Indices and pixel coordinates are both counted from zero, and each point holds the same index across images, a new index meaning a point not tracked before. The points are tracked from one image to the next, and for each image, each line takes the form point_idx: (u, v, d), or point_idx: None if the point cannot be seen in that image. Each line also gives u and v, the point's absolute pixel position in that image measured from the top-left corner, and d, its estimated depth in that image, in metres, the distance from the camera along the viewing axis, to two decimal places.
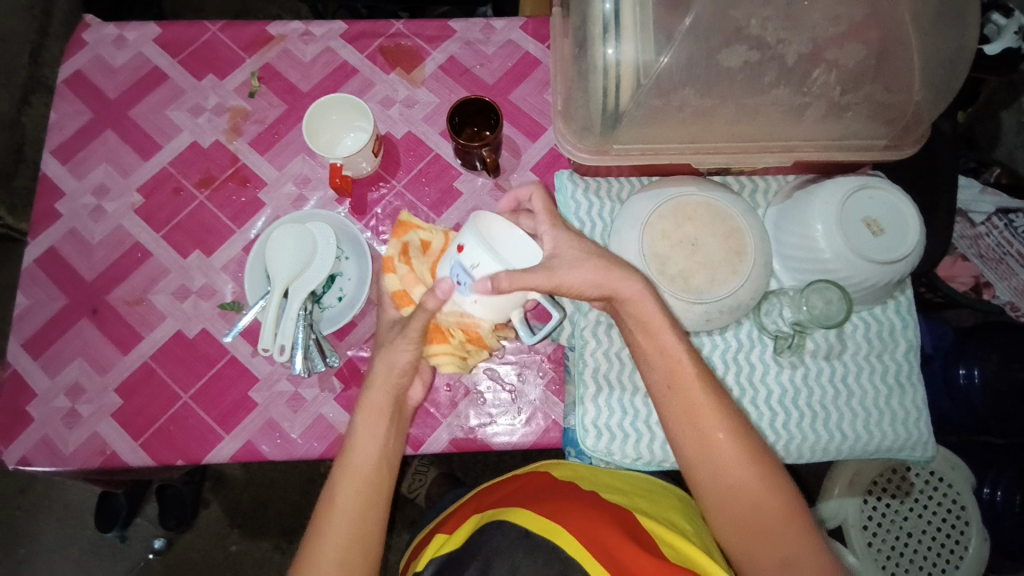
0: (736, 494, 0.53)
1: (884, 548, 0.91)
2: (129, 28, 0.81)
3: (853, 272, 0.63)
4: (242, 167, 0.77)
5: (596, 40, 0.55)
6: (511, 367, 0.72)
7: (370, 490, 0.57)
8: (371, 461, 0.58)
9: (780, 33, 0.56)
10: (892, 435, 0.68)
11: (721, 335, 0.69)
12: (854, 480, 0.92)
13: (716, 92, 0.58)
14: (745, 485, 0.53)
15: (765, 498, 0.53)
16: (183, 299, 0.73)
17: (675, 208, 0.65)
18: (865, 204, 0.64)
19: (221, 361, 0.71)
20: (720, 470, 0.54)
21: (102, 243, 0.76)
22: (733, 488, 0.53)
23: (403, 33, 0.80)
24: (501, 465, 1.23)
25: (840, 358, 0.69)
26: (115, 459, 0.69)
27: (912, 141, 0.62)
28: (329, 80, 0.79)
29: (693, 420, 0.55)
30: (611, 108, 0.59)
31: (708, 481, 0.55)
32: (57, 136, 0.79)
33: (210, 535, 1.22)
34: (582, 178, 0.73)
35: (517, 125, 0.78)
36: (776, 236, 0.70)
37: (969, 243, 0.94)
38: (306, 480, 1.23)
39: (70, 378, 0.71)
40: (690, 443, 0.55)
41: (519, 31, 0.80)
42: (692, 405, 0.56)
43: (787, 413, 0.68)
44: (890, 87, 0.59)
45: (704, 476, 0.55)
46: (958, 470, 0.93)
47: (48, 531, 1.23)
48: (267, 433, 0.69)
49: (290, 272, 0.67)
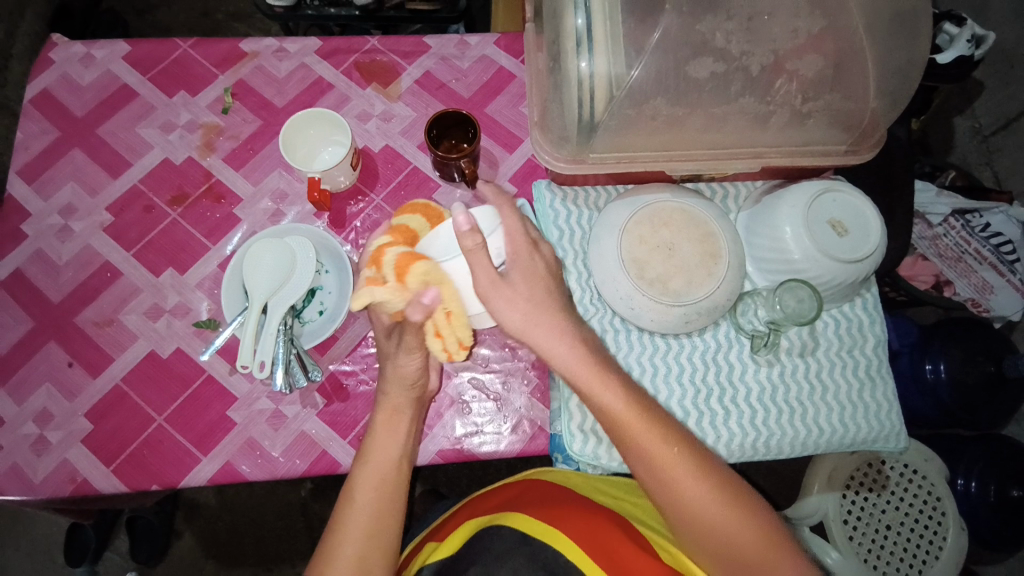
0: (713, 531, 0.53)
1: (865, 542, 0.93)
2: (97, 46, 0.80)
3: (821, 272, 0.66)
4: (217, 183, 0.76)
5: (570, 54, 0.58)
6: (495, 375, 0.72)
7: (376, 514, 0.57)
8: (389, 468, 0.59)
9: (743, 45, 0.59)
10: (866, 427, 0.71)
11: (700, 336, 0.71)
12: (833, 476, 0.94)
13: (686, 101, 0.61)
14: (717, 520, 0.53)
15: (729, 522, 0.53)
16: (156, 319, 0.72)
17: (651, 214, 0.67)
18: (829, 207, 0.66)
19: (197, 380, 0.70)
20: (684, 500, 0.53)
21: (70, 263, 0.73)
22: (715, 540, 0.53)
23: (378, 49, 0.81)
24: (486, 478, 1.22)
25: (813, 355, 0.71)
26: (87, 486, 0.66)
27: (870, 145, 0.65)
28: (304, 96, 0.79)
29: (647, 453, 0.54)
30: (587, 118, 0.60)
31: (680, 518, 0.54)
32: (22, 155, 0.77)
33: (185, 566, 1.18)
34: (559, 187, 0.75)
35: (493, 137, 0.79)
36: (748, 239, 0.72)
37: (928, 243, 0.97)
38: (285, 504, 1.20)
39: (37, 405, 0.69)
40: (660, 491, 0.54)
41: (493, 47, 0.82)
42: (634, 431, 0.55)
43: (767, 410, 0.69)
44: (848, 95, 0.62)
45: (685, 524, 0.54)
46: (932, 462, 0.96)
47: (11, 570, 1.17)
48: (248, 452, 0.68)
49: (269, 287, 0.66)
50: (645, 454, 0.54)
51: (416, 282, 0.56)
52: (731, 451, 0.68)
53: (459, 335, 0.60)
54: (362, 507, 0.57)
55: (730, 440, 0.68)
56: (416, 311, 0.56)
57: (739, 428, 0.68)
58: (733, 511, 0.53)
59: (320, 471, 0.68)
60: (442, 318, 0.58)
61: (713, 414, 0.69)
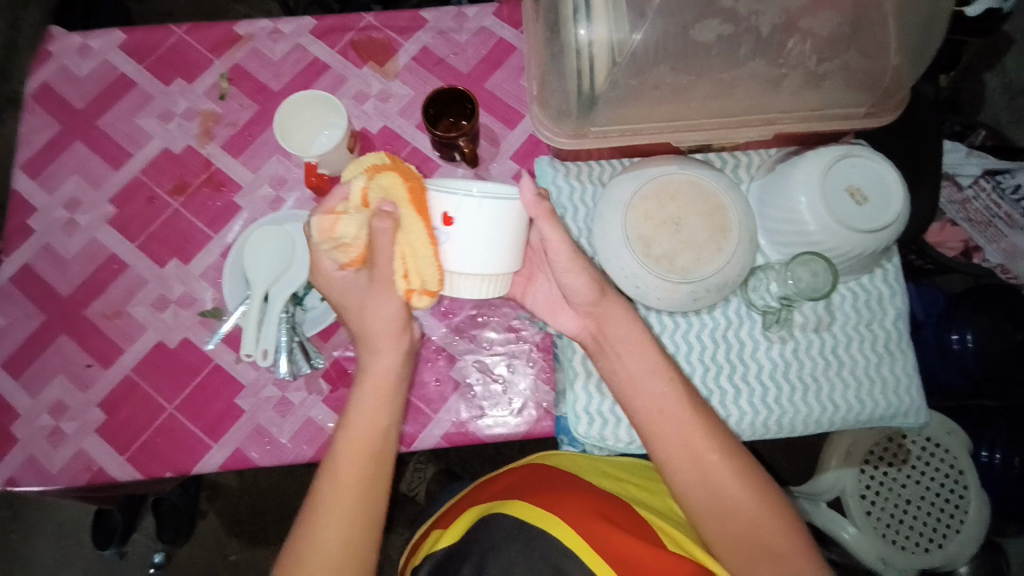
0: (717, 493, 0.53)
1: (883, 517, 0.91)
2: (93, 36, 0.79)
3: (838, 243, 0.63)
4: (216, 171, 0.75)
5: (568, 22, 0.55)
6: (500, 357, 0.71)
7: (345, 517, 0.53)
8: (382, 396, 0.58)
9: (753, 5, 0.55)
10: (884, 404, 0.68)
11: (710, 313, 0.69)
12: (851, 451, 0.92)
13: (693, 67, 0.58)
14: (720, 478, 0.54)
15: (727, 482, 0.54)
16: (163, 309, 0.72)
17: (657, 188, 0.64)
18: (847, 173, 0.63)
19: (204, 369, 0.70)
20: (686, 451, 0.55)
21: (77, 256, 0.74)
22: (711, 491, 0.54)
23: (373, 26, 0.79)
24: (499, 458, 1.22)
25: (829, 330, 0.69)
26: (104, 474, 0.68)
27: (891, 106, 0.61)
28: (301, 78, 0.78)
29: (654, 415, 0.56)
30: (586, 91, 0.58)
31: (683, 472, 0.55)
32: (25, 150, 0.77)
33: (210, 544, 1.22)
34: (562, 163, 0.72)
35: (493, 113, 0.77)
36: (760, 210, 0.69)
37: (957, 208, 0.92)
38: (306, 484, 1.23)
39: (53, 396, 0.70)
40: (662, 445, 0.56)
41: (492, 18, 0.79)
42: (656, 396, 0.57)
43: (780, 388, 0.67)
44: (866, 53, 0.58)
45: (683, 471, 0.55)
46: (954, 435, 0.93)
47: (46, 551, 1.23)
48: (257, 439, 0.69)
49: (269, 275, 0.67)
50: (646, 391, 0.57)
51: (380, 192, 0.55)
52: (743, 430, 0.67)
53: (424, 281, 0.56)
54: (359, 432, 0.56)
55: (741, 419, 0.66)
56: (381, 221, 0.54)
57: (751, 407, 0.67)
58: (732, 464, 0.54)
59: (328, 456, 0.69)
60: (404, 249, 0.55)
61: (724, 393, 0.67)
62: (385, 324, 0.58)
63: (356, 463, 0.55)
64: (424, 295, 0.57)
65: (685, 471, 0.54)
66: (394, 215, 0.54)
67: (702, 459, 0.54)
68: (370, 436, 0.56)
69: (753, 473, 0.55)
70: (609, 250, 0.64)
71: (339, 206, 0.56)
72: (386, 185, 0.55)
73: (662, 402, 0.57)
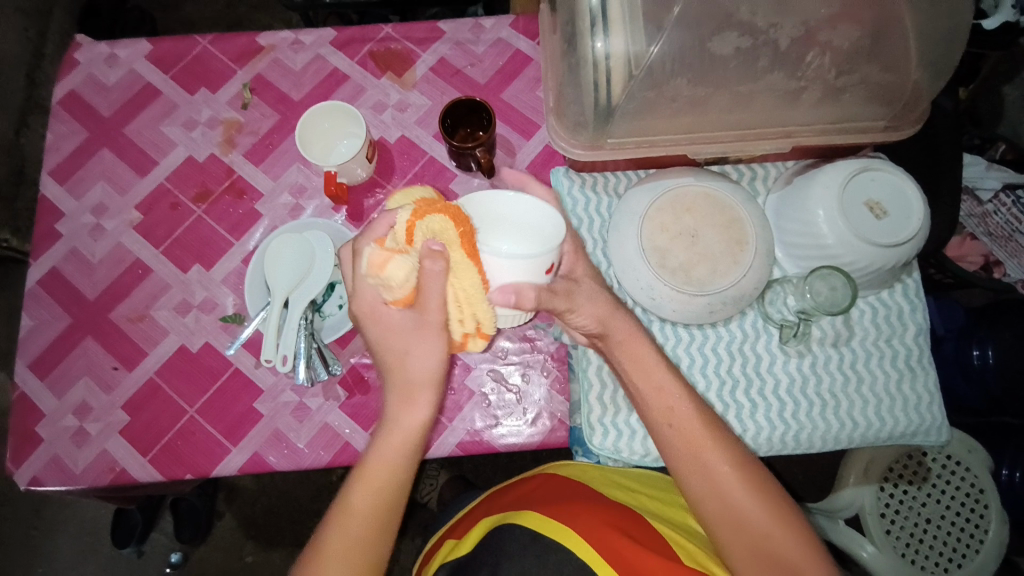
0: (754, 533, 0.52)
1: (902, 536, 0.90)
2: (120, 46, 0.81)
3: (857, 257, 0.62)
4: (238, 179, 0.77)
5: (585, 35, 0.55)
6: (515, 367, 0.71)
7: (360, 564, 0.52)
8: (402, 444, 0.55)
9: (771, 17, 0.55)
10: (905, 421, 0.67)
11: (726, 326, 0.68)
12: (870, 468, 0.90)
13: (710, 80, 0.58)
14: (755, 517, 0.52)
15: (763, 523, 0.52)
16: (184, 314, 0.74)
17: (673, 200, 0.64)
18: (866, 187, 0.62)
19: (225, 373, 0.71)
20: (722, 493, 0.53)
21: (102, 261, 0.76)
22: (747, 532, 0.52)
23: (392, 37, 0.80)
24: (511, 467, 1.22)
25: (848, 345, 0.68)
26: (125, 475, 0.69)
27: (912, 120, 0.61)
28: (321, 88, 0.79)
29: (688, 450, 0.55)
30: (603, 103, 0.58)
31: (715, 513, 0.53)
32: (54, 157, 0.79)
33: (225, 546, 1.23)
34: (577, 174, 0.73)
35: (510, 123, 0.77)
36: (777, 223, 0.69)
37: (976, 222, 0.91)
38: (320, 488, 1.23)
39: (77, 397, 0.72)
40: (697, 484, 0.54)
41: (509, 29, 0.80)
42: (687, 434, 0.55)
43: (797, 402, 0.67)
44: (888, 67, 0.58)
45: (716, 514, 0.53)
46: (975, 452, 0.91)
47: (65, 549, 1.24)
48: (274, 444, 0.69)
49: (289, 283, 0.68)
50: (678, 430, 0.56)
51: (428, 232, 0.49)
52: (759, 444, 0.66)
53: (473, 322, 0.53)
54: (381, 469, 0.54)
55: (757, 434, 0.66)
56: (433, 263, 0.47)
57: (767, 422, 0.66)
58: (765, 502, 0.53)
59: (344, 462, 0.69)
60: (459, 294, 0.50)
61: (739, 407, 0.67)
62: (415, 374, 0.54)
63: (372, 499, 0.53)
64: (476, 338, 0.54)
65: (716, 513, 0.53)
66: (445, 257, 0.48)
67: (738, 501, 0.53)
68: (386, 479, 0.54)
69: (789, 516, 0.53)
70: (626, 262, 0.64)
71: (386, 239, 0.50)
72: (438, 228, 0.48)
73: (676, 417, 0.56)
